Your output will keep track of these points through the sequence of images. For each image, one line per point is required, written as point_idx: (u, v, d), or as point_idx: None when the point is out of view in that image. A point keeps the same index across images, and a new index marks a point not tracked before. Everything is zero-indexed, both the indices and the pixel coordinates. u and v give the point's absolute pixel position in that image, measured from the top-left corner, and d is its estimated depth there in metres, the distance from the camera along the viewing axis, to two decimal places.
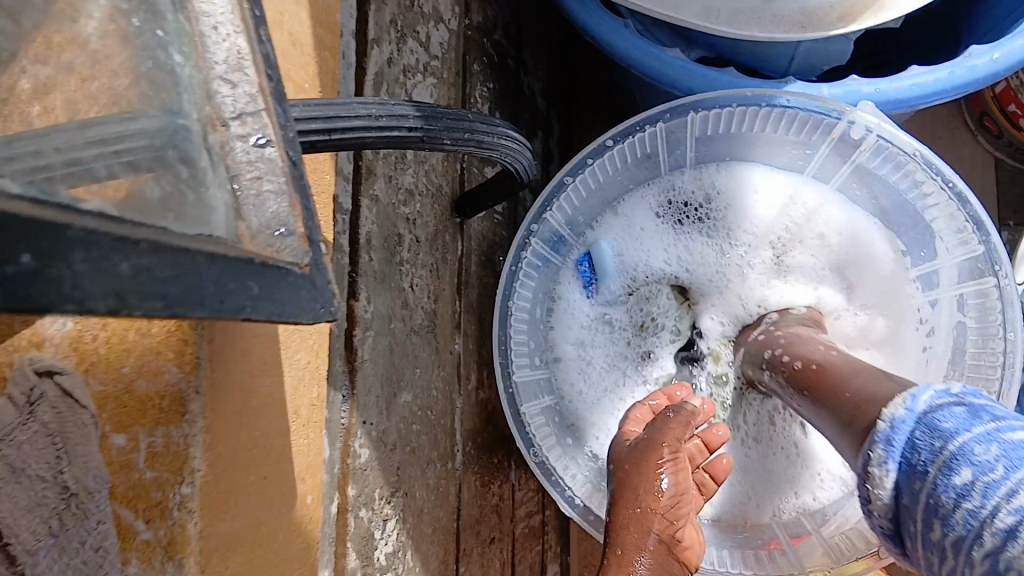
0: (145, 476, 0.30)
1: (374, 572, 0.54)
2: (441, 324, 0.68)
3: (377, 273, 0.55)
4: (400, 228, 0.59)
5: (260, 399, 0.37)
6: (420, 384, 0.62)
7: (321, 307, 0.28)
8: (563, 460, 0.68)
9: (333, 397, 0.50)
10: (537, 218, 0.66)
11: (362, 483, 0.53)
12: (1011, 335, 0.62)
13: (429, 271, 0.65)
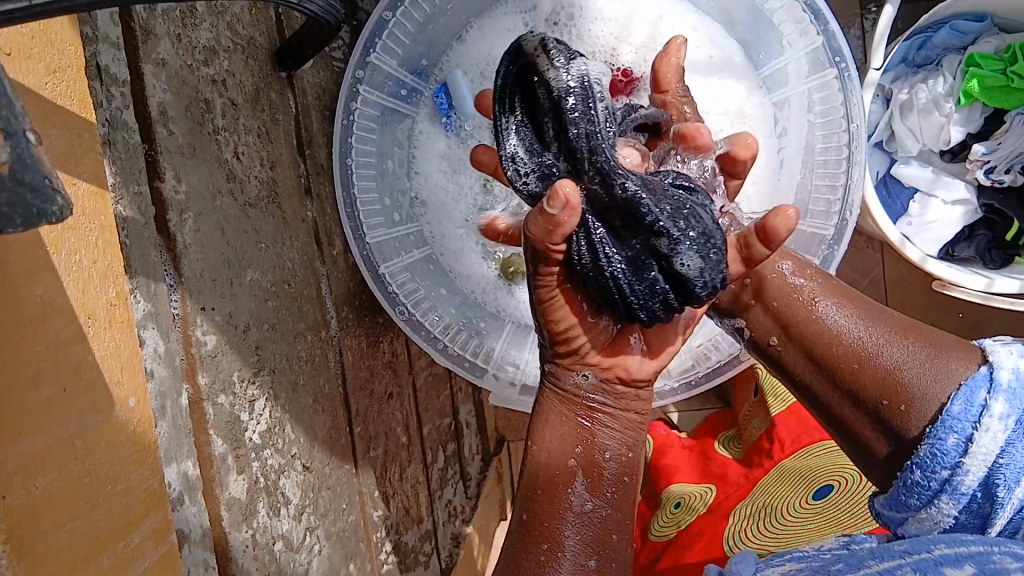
0: None
1: (248, 453, 0.54)
2: (284, 191, 0.64)
3: (182, 148, 0.50)
4: (207, 92, 0.54)
5: (36, 309, 0.33)
6: (269, 259, 0.59)
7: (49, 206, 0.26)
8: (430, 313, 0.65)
9: (155, 290, 0.47)
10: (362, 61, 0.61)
11: (214, 370, 0.51)
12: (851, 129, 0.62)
13: (256, 135, 0.60)
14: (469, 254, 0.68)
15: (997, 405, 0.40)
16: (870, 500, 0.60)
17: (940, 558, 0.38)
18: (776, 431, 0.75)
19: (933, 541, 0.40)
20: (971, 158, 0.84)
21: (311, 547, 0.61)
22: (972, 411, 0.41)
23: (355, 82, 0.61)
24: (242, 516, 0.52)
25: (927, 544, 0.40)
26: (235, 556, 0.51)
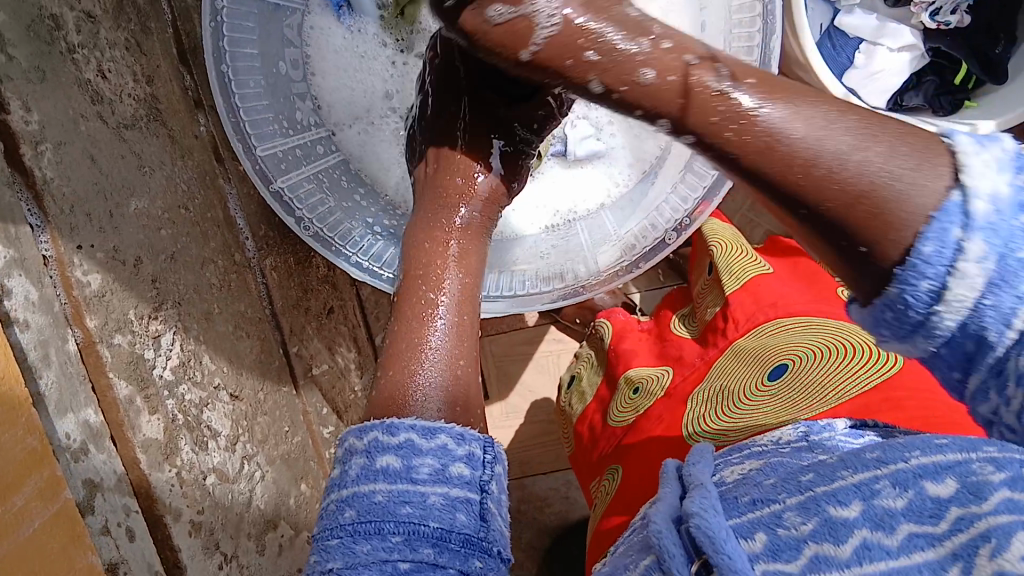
0: None
1: (160, 392, 0.51)
2: (168, 107, 0.59)
3: (30, 72, 0.45)
4: (53, 6, 0.48)
5: None
6: (157, 184, 0.55)
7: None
8: (327, 217, 0.62)
9: (17, 233, 0.43)
10: None
11: (104, 311, 0.48)
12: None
13: (125, 48, 0.55)
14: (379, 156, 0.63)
15: (974, 245, 0.27)
16: (824, 376, 0.59)
17: (919, 468, 0.33)
18: (729, 312, 0.73)
19: (908, 445, 0.34)
20: (915, 1, 0.78)
21: (251, 474, 0.60)
22: (945, 254, 0.28)
23: None
24: (162, 455, 0.50)
25: (901, 450, 0.34)
26: (160, 497, 0.50)
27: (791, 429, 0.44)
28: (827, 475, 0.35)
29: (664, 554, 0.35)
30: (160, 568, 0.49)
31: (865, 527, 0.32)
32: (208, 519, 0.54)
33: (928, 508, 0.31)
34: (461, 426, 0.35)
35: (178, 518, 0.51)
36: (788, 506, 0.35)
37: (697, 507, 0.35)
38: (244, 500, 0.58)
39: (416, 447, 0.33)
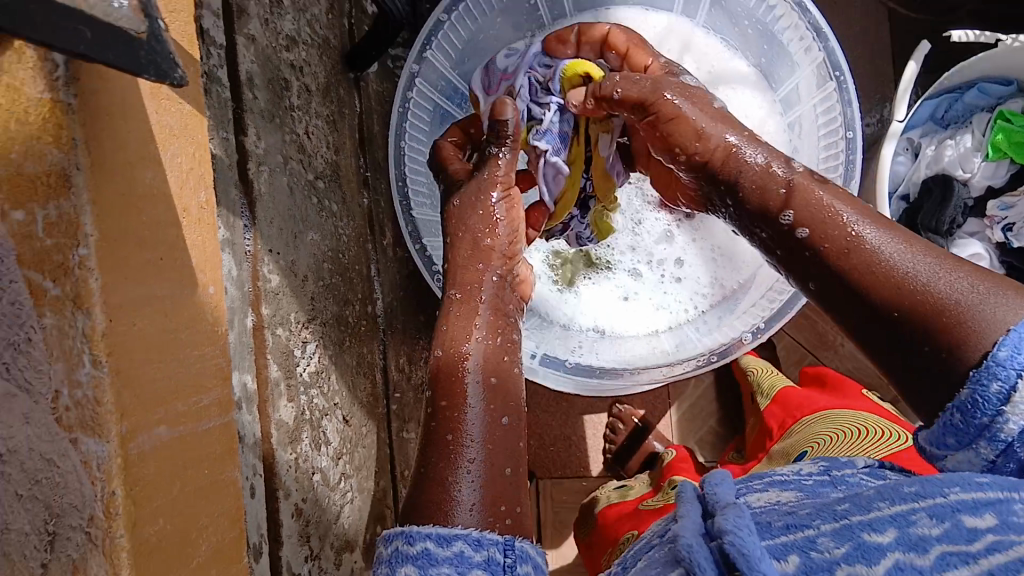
0: (45, 243, 0.36)
1: (298, 385, 0.60)
2: (344, 176, 0.72)
3: (265, 113, 0.59)
4: (286, 74, 0.63)
5: (144, 187, 0.41)
6: (327, 226, 0.67)
7: (174, 72, 0.37)
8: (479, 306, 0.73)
9: (232, 222, 0.55)
10: (418, 57, 0.72)
11: (274, 304, 0.58)
12: (851, 136, 0.72)
13: (325, 122, 0.70)
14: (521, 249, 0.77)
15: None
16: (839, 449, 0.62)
17: (957, 503, 0.38)
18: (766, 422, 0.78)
19: (945, 483, 0.39)
20: (989, 214, 0.95)
21: (345, 492, 0.66)
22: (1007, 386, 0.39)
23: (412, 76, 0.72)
24: (287, 439, 0.58)
25: (938, 486, 0.39)
26: (279, 472, 0.57)
27: (816, 474, 0.48)
28: (862, 506, 0.40)
29: (693, 567, 0.37)
30: (264, 535, 0.55)
31: (897, 550, 0.36)
32: (307, 510, 0.60)
33: (963, 535, 0.36)
34: (479, 535, 0.47)
35: (287, 497, 0.58)
36: (822, 532, 0.39)
37: (732, 526, 0.38)
38: (335, 512, 0.64)
39: (433, 559, 0.45)
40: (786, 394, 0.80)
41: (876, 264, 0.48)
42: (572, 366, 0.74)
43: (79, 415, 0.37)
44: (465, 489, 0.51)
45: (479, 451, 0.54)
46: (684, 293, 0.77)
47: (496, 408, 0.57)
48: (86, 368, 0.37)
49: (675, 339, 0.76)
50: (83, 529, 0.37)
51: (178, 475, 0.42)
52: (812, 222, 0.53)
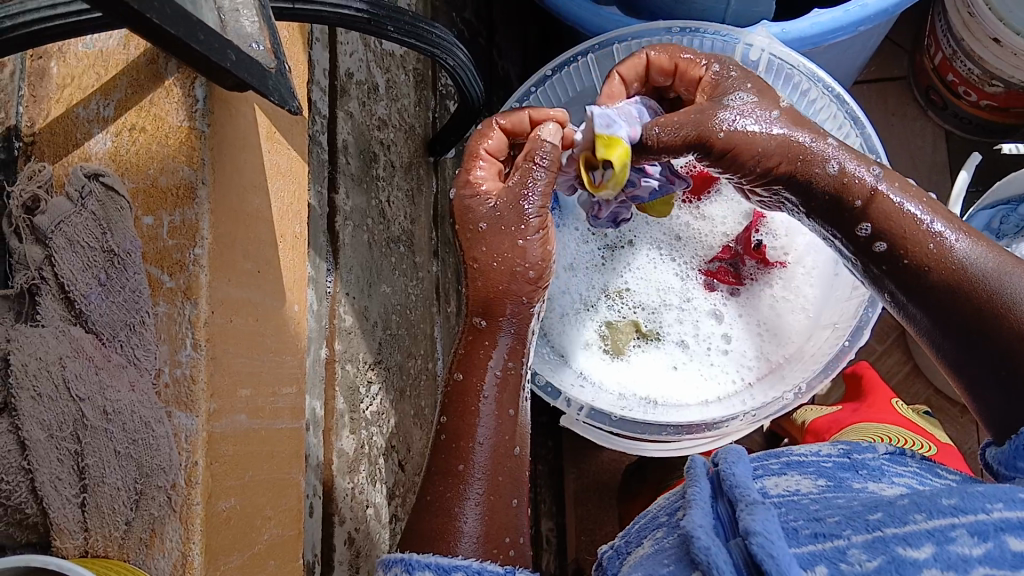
0: (167, 244, 0.44)
1: (360, 420, 0.65)
2: (418, 244, 0.79)
3: (355, 177, 0.66)
4: (376, 148, 0.71)
5: (252, 210, 0.48)
6: (398, 283, 0.74)
7: (290, 103, 0.46)
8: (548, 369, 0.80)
9: (318, 263, 0.61)
10: None
11: (347, 342, 0.64)
12: None
13: (406, 194, 0.77)
14: (583, 323, 0.85)
15: None
16: None
17: (1000, 521, 0.36)
18: None
19: (987, 497, 0.38)
20: None
21: (394, 532, 0.70)
22: None
23: None
24: (347, 468, 0.62)
25: (979, 500, 0.37)
26: (337, 498, 0.61)
27: (835, 457, 0.50)
28: (896, 515, 0.37)
29: (711, 568, 0.37)
30: (319, 555, 0.59)
31: (935, 567, 0.34)
32: (358, 540, 0.63)
33: (1007, 559, 0.34)
34: (480, 565, 0.47)
35: (341, 523, 0.61)
36: (854, 543, 0.37)
37: (761, 527, 0.37)
38: (384, 549, 0.67)
39: None
40: (816, 423, 0.97)
41: (958, 278, 0.53)
42: (618, 418, 0.78)
43: (175, 392, 0.43)
44: (467, 518, 0.54)
45: (480, 484, 0.56)
46: (730, 364, 0.83)
47: (504, 439, 0.59)
48: (186, 350, 0.43)
49: (724, 404, 0.79)
50: (166, 491, 0.41)
51: (252, 461, 0.46)
52: (888, 232, 0.57)
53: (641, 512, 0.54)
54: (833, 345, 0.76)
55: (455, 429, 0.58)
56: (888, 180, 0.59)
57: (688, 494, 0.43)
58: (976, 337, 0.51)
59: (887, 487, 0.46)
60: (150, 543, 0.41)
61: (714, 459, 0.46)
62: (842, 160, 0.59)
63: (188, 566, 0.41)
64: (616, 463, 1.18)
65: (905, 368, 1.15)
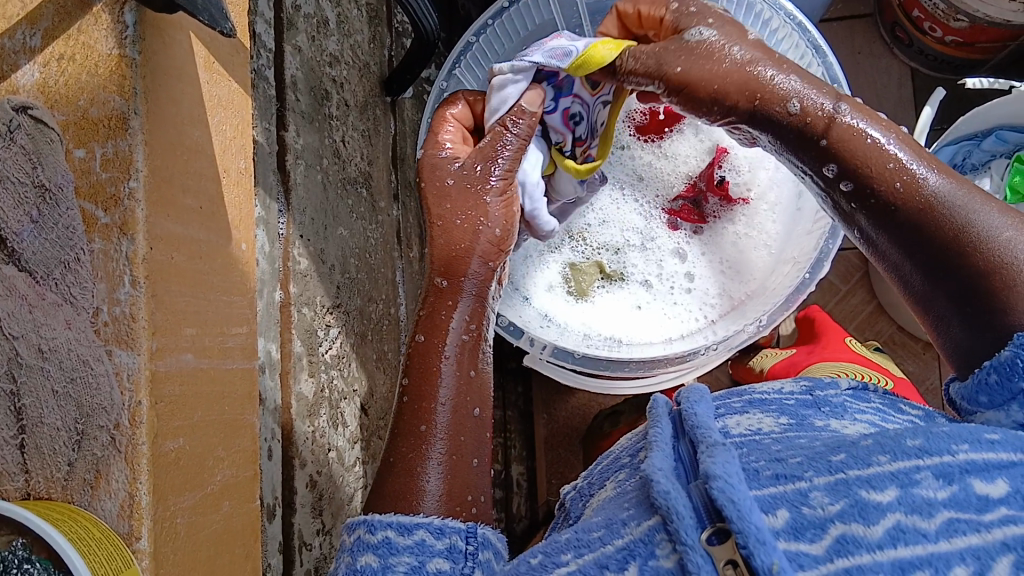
0: (100, 177, 0.42)
1: (319, 364, 0.64)
2: (376, 186, 0.78)
3: (305, 115, 0.65)
4: (328, 86, 0.69)
5: (192, 143, 0.47)
6: (356, 226, 0.72)
7: (224, 24, 0.47)
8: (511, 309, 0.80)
9: (269, 203, 0.59)
10: (448, 75, 0.79)
11: (303, 285, 0.62)
12: None
13: (361, 134, 0.75)
14: (547, 262, 0.84)
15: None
16: None
17: (966, 463, 0.33)
18: None
19: (952, 437, 0.34)
20: None
21: (358, 476, 0.70)
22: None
23: (442, 91, 0.79)
24: (306, 411, 0.62)
25: (945, 440, 0.34)
26: (296, 441, 0.60)
27: (797, 395, 0.49)
28: (859, 457, 0.34)
29: (671, 515, 0.34)
30: (279, 498, 0.58)
31: (899, 511, 0.32)
32: (321, 483, 0.63)
33: (973, 503, 0.31)
34: (440, 523, 0.45)
35: (302, 467, 0.60)
36: (816, 485, 0.34)
37: (721, 470, 0.34)
38: (348, 492, 0.67)
39: (393, 548, 0.43)
40: (776, 368, 0.98)
41: (931, 216, 0.48)
42: (580, 355, 0.78)
43: (115, 331, 0.41)
44: (429, 477, 0.51)
45: (443, 445, 0.53)
46: (692, 303, 0.83)
47: (465, 401, 0.56)
48: (125, 288, 0.41)
49: (687, 340, 0.80)
50: (109, 432, 0.40)
51: (202, 401, 0.45)
52: (853, 168, 0.52)
53: (605, 454, 0.54)
54: (794, 279, 0.77)
55: (420, 382, 0.56)
56: (852, 107, 0.54)
57: (649, 436, 0.42)
58: (940, 266, 0.47)
59: (849, 423, 0.44)
60: (95, 485, 0.40)
61: (676, 400, 0.45)
62: (803, 96, 0.55)
63: (136, 506, 0.40)
64: (586, 409, 1.18)
65: (870, 307, 1.16)
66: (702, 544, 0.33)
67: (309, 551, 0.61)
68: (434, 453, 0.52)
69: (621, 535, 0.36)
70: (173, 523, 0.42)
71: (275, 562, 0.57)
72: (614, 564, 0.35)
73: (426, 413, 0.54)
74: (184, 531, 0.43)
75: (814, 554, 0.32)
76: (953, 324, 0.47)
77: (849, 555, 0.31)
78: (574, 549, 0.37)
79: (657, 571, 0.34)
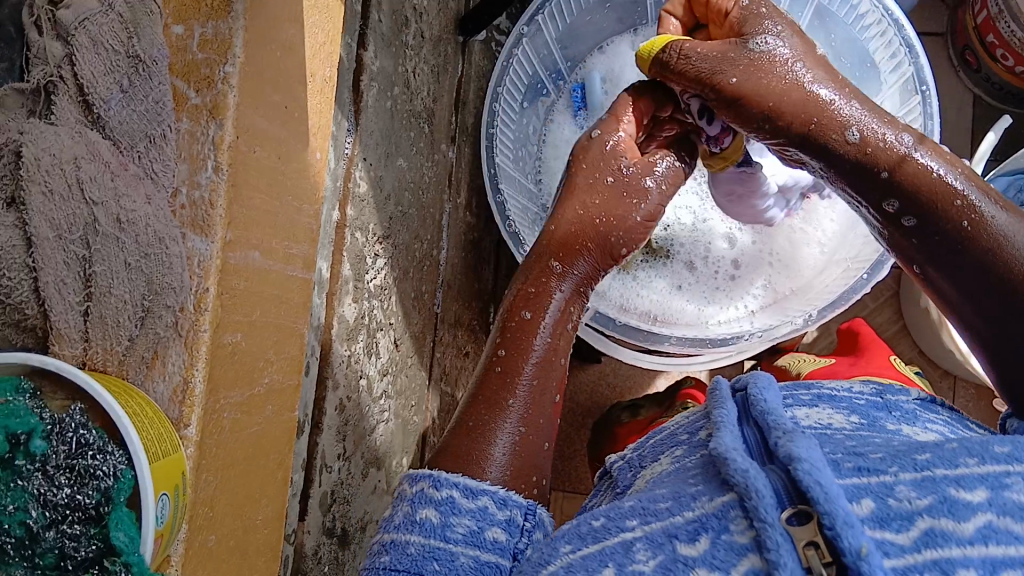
0: (196, 57, 0.42)
1: (364, 291, 0.63)
2: (437, 125, 0.77)
3: (384, 38, 0.64)
4: (408, 13, 0.68)
5: (286, 39, 0.46)
6: (414, 160, 0.71)
7: None
8: None
9: (339, 120, 0.58)
10: (529, 21, 0.75)
11: (359, 209, 0.62)
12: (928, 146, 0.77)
13: (431, 70, 0.74)
14: None
15: None
16: None
17: None
18: None
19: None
20: None
21: (383, 410, 0.69)
22: None
23: (521, 36, 0.75)
24: (346, 335, 0.61)
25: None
26: (332, 363, 0.60)
27: (868, 395, 0.49)
28: (946, 457, 0.34)
29: (751, 492, 0.33)
30: (309, 416, 0.58)
31: (990, 511, 0.31)
32: (348, 409, 0.63)
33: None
34: (505, 495, 0.44)
35: (334, 389, 0.60)
36: (901, 479, 0.33)
37: (806, 454, 0.34)
38: (372, 424, 0.67)
39: (455, 508, 0.43)
40: (813, 375, 0.96)
41: (1001, 250, 0.48)
42: (620, 324, 0.77)
43: (192, 214, 0.41)
44: (499, 445, 0.49)
45: (519, 417, 0.51)
46: (736, 291, 0.82)
47: (548, 380, 0.54)
48: (207, 173, 0.41)
49: (727, 327, 0.79)
50: (173, 312, 0.40)
51: (262, 301, 0.45)
52: (914, 204, 0.52)
53: (656, 429, 0.53)
54: (847, 280, 0.75)
55: (511, 354, 0.54)
56: (917, 136, 0.54)
57: (713, 417, 0.42)
58: (1013, 300, 0.47)
59: (921, 431, 0.44)
60: (151, 365, 0.40)
61: (738, 386, 0.46)
62: (863, 124, 0.55)
63: (189, 393, 0.40)
64: (597, 384, 1.18)
65: (894, 327, 1.15)
66: (783, 524, 0.32)
67: (329, 473, 0.61)
68: (510, 420, 0.51)
69: (690, 507, 0.35)
70: (219, 416, 0.42)
71: (297, 478, 0.57)
72: (684, 535, 0.34)
73: (508, 385, 0.52)
74: (228, 426, 0.43)
75: (901, 544, 0.31)
76: (1016, 367, 0.47)
77: (937, 548, 0.31)
78: (640, 516, 0.36)
79: (730, 545, 0.33)
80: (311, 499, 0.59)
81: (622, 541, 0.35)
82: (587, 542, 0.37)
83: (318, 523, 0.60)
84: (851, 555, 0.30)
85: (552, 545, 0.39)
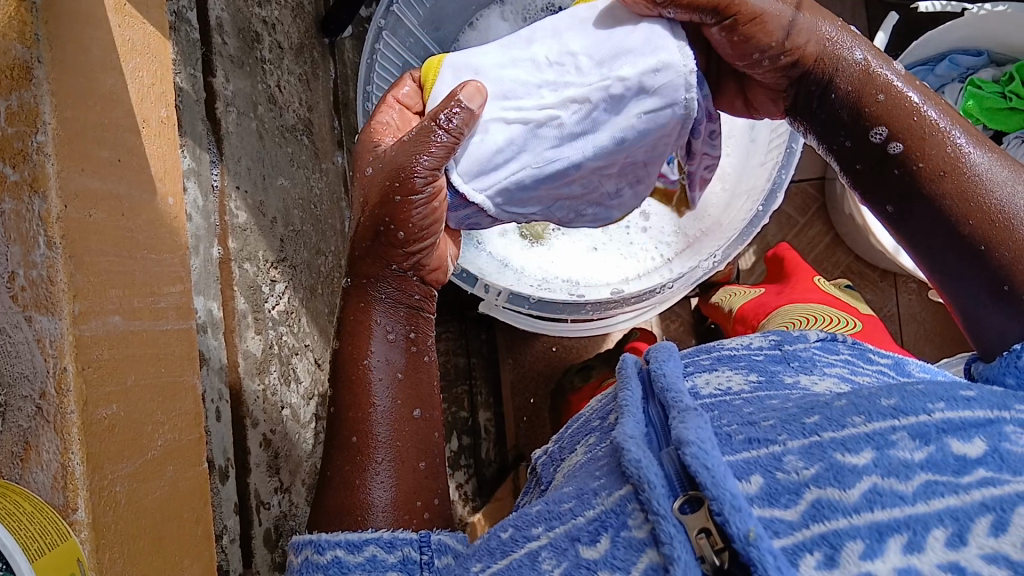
0: (7, 132, 0.38)
1: (266, 320, 0.62)
2: (318, 133, 0.75)
3: (234, 59, 0.61)
4: (258, 28, 0.65)
5: (105, 91, 0.44)
6: (298, 176, 0.70)
7: None
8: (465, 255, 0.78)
9: (199, 154, 0.56)
10: (385, 12, 0.75)
11: (242, 240, 0.60)
12: None
13: (299, 79, 0.72)
14: None
15: None
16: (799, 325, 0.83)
17: (942, 423, 0.33)
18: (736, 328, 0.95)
19: (928, 396, 0.35)
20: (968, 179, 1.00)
21: (316, 432, 0.69)
22: None
23: (380, 31, 0.75)
24: (255, 369, 0.60)
25: (921, 400, 0.34)
26: (247, 401, 0.58)
27: (767, 350, 0.49)
28: (834, 418, 0.34)
29: (643, 484, 0.33)
30: (231, 460, 0.57)
31: (875, 473, 0.31)
32: (275, 442, 0.62)
33: (950, 464, 0.31)
34: (391, 536, 0.43)
35: (254, 426, 0.59)
36: (790, 449, 0.33)
37: (694, 436, 0.33)
38: (306, 448, 0.66)
39: (342, 568, 0.42)
40: (743, 309, 0.98)
41: (971, 192, 0.49)
42: (537, 300, 0.77)
43: (34, 294, 0.38)
44: (377, 485, 0.49)
45: (388, 452, 0.50)
46: (649, 242, 0.84)
47: (407, 398, 0.53)
48: (40, 250, 0.38)
49: (643, 280, 0.81)
50: (34, 402, 0.38)
51: (135, 364, 0.44)
52: (903, 131, 0.52)
53: (575, 415, 0.52)
54: (749, 210, 0.77)
55: (348, 398, 0.52)
56: (906, 76, 0.54)
57: (618, 399, 0.41)
58: (968, 247, 0.49)
59: (819, 379, 0.45)
60: (25, 457, 0.38)
61: (644, 358, 0.45)
62: (867, 55, 0.55)
63: (69, 477, 0.38)
64: (550, 351, 1.18)
65: (827, 240, 1.16)
66: (675, 513, 0.32)
67: (268, 510, 0.60)
68: (372, 480, 0.49)
69: (591, 506, 0.35)
70: (111, 492, 0.40)
71: (231, 524, 0.56)
72: (586, 536, 0.34)
73: (361, 427, 0.51)
74: (125, 499, 0.41)
75: (789, 521, 0.31)
76: (976, 310, 0.50)
77: (825, 520, 0.31)
78: (547, 520, 0.36)
79: (629, 541, 0.33)
80: (252, 540, 0.58)
81: (529, 552, 0.36)
82: (496, 557, 0.37)
83: (266, 561, 0.60)
84: (740, 540, 0.30)
85: (464, 564, 0.39)
